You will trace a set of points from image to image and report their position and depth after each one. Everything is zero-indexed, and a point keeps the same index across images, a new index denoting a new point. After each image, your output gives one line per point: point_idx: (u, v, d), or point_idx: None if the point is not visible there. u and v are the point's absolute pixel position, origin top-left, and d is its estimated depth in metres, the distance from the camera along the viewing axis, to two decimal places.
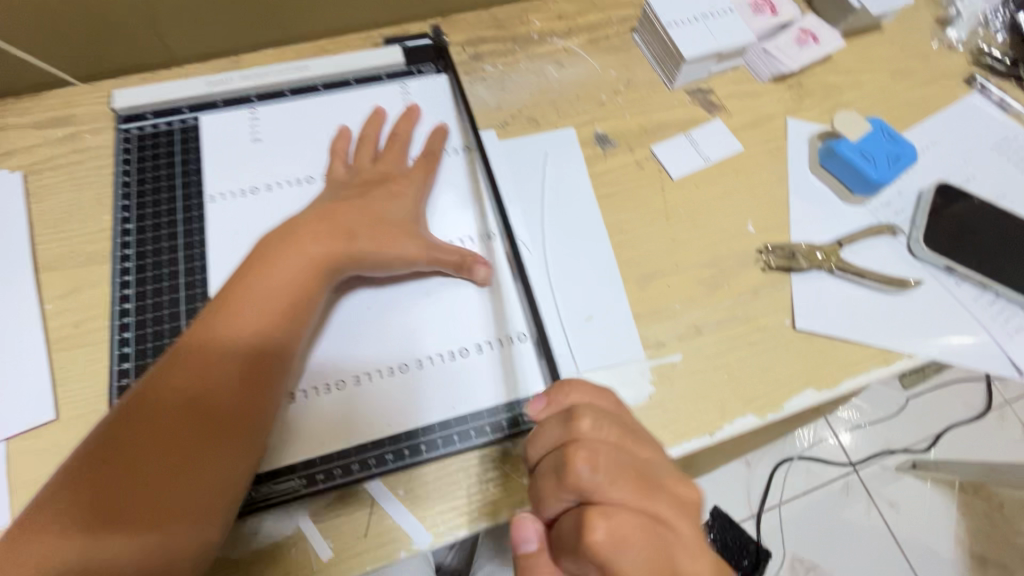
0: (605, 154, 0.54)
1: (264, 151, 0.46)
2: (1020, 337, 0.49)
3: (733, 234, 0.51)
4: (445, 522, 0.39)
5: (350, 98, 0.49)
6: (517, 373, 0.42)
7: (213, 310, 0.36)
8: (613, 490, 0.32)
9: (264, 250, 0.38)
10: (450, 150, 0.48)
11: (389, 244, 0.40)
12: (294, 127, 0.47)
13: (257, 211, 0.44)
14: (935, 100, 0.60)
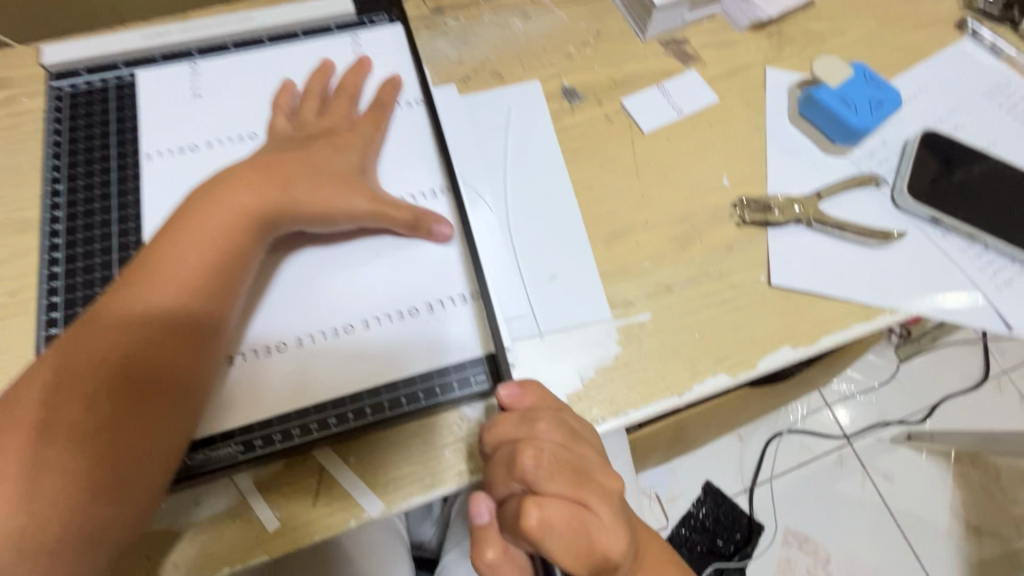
0: (572, 109, 0.51)
1: (204, 107, 0.44)
2: (1008, 290, 0.47)
3: (707, 189, 0.49)
4: (394, 491, 0.37)
5: (297, 51, 0.46)
6: (470, 332, 0.39)
7: (135, 268, 0.34)
8: (555, 484, 0.32)
9: (190, 204, 0.35)
10: (403, 104, 0.45)
11: (329, 194, 0.38)
12: (235, 82, 0.45)
13: (196, 169, 0.41)
14: (924, 46, 0.57)
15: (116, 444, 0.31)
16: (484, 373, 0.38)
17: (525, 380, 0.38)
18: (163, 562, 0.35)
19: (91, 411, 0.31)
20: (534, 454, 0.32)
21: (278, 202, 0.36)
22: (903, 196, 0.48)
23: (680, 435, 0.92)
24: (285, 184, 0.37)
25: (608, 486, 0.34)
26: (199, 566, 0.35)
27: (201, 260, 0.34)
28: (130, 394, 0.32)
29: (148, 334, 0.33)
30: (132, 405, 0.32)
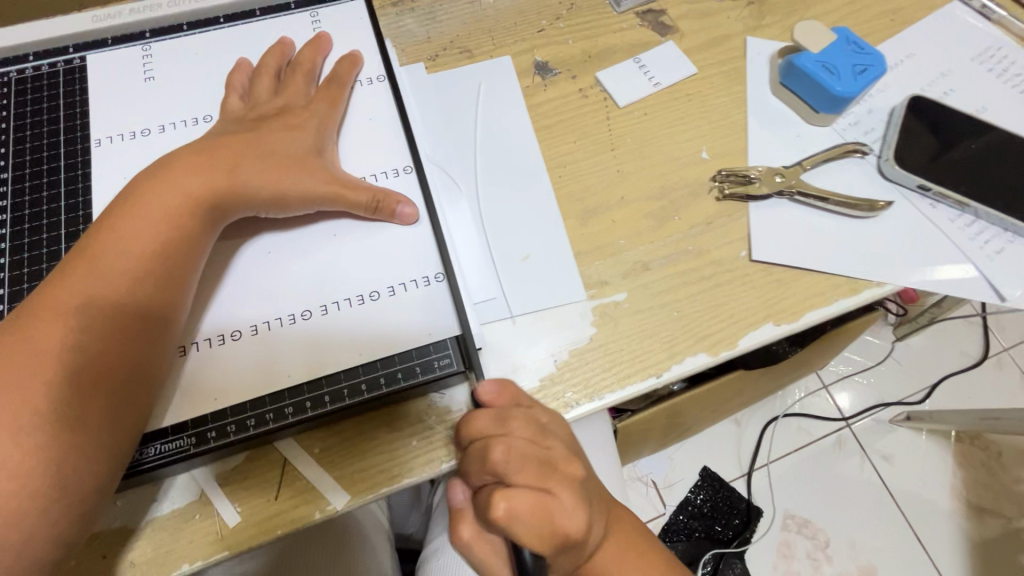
0: (545, 84, 0.49)
1: (156, 90, 0.42)
2: (1000, 259, 0.45)
3: (685, 163, 0.47)
4: (358, 482, 0.36)
5: (253, 31, 0.45)
6: (435, 315, 0.38)
7: (75, 255, 0.33)
8: (521, 476, 0.31)
9: (134, 188, 0.34)
10: (363, 81, 0.44)
11: (281, 177, 0.36)
12: (189, 64, 0.43)
13: (148, 154, 0.40)
14: (911, 10, 0.55)
15: (57, 439, 0.29)
16: (449, 356, 0.37)
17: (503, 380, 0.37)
18: (121, 559, 0.34)
19: (26, 408, 0.29)
20: (503, 449, 0.31)
21: (227, 186, 0.35)
22: (889, 164, 0.47)
23: (674, 421, 0.90)
24: (234, 168, 0.36)
25: (574, 475, 0.33)
26: (157, 565, 0.34)
27: (145, 248, 0.33)
28: (68, 389, 0.30)
29: (87, 326, 0.31)
30: (72, 399, 0.30)
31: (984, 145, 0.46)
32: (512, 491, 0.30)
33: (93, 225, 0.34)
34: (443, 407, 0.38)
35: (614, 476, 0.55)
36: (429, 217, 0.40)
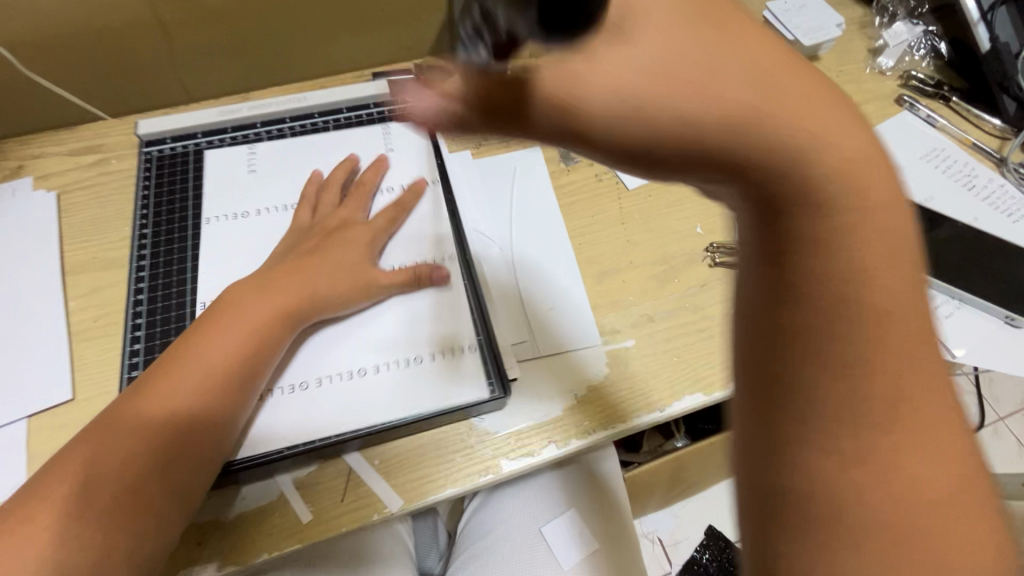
0: (568, 169, 0.60)
1: (258, 180, 0.54)
2: (949, 322, 0.53)
3: (683, 235, 0.57)
4: (412, 489, 0.43)
5: (333, 140, 0.57)
6: (479, 352, 0.47)
7: (190, 341, 0.42)
8: None
9: (240, 296, 0.45)
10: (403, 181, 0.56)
11: (344, 279, 0.47)
12: (284, 163, 0.55)
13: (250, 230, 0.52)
14: (869, 118, 0.67)
15: (147, 489, 0.37)
16: (492, 384, 0.46)
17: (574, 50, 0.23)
18: (214, 547, 0.41)
19: (134, 459, 0.37)
20: None
21: (300, 300, 0.45)
22: None
23: (677, 476, 0.95)
24: (313, 287, 0.46)
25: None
26: (243, 554, 0.41)
27: (231, 349, 0.41)
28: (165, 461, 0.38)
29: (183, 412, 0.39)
30: (167, 462, 0.38)
31: (948, 230, 0.56)
32: None
33: (206, 318, 0.44)
34: (482, 429, 0.46)
35: (616, 502, 0.63)
36: (465, 287, 0.50)
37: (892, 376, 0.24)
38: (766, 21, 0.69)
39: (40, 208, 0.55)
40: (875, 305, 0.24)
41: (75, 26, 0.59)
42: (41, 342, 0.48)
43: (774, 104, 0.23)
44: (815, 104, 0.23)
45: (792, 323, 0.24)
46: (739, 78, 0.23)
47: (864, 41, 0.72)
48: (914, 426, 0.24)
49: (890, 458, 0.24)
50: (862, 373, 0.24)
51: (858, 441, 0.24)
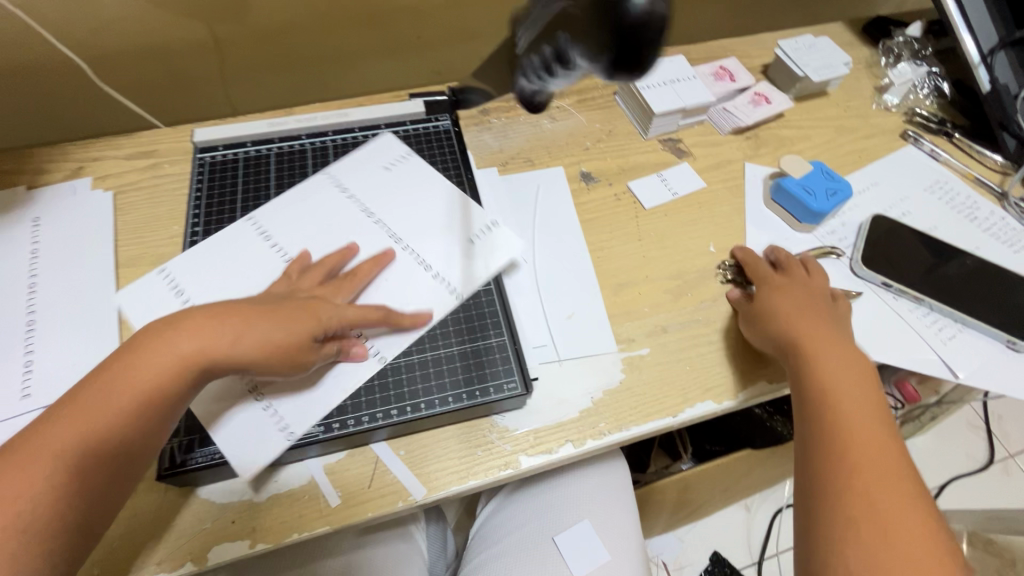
0: (588, 188, 0.64)
1: (387, 180, 0.58)
2: (953, 344, 0.56)
3: (696, 253, 0.60)
4: (436, 479, 0.46)
5: (452, 194, 0.57)
6: (493, 348, 0.50)
7: (82, 389, 0.37)
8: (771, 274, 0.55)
9: (142, 339, 0.39)
10: (421, 269, 0.52)
11: (274, 333, 0.41)
12: (401, 187, 0.57)
13: (303, 230, 0.53)
14: (875, 150, 0.70)
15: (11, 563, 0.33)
16: (515, 380, 0.48)
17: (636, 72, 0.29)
18: (246, 525, 0.43)
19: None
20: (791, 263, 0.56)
21: (215, 352, 0.39)
22: (859, 264, 0.59)
23: (683, 499, 0.96)
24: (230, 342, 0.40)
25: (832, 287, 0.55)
26: (273, 534, 0.43)
27: (149, 387, 0.37)
28: (48, 486, 0.34)
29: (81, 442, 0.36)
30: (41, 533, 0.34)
31: (956, 267, 0.59)
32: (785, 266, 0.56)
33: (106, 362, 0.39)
34: (503, 426, 0.48)
35: (629, 517, 0.64)
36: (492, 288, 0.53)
37: (874, 435, 0.42)
38: (777, 58, 0.73)
39: (97, 206, 0.59)
40: (850, 395, 0.45)
41: (141, 41, 0.65)
42: (93, 328, 0.51)
43: (818, 340, 0.49)
44: (836, 339, 0.49)
45: (807, 404, 0.46)
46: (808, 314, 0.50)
47: (871, 80, 0.77)
48: (894, 466, 0.41)
49: (880, 477, 0.40)
50: (849, 425, 0.43)
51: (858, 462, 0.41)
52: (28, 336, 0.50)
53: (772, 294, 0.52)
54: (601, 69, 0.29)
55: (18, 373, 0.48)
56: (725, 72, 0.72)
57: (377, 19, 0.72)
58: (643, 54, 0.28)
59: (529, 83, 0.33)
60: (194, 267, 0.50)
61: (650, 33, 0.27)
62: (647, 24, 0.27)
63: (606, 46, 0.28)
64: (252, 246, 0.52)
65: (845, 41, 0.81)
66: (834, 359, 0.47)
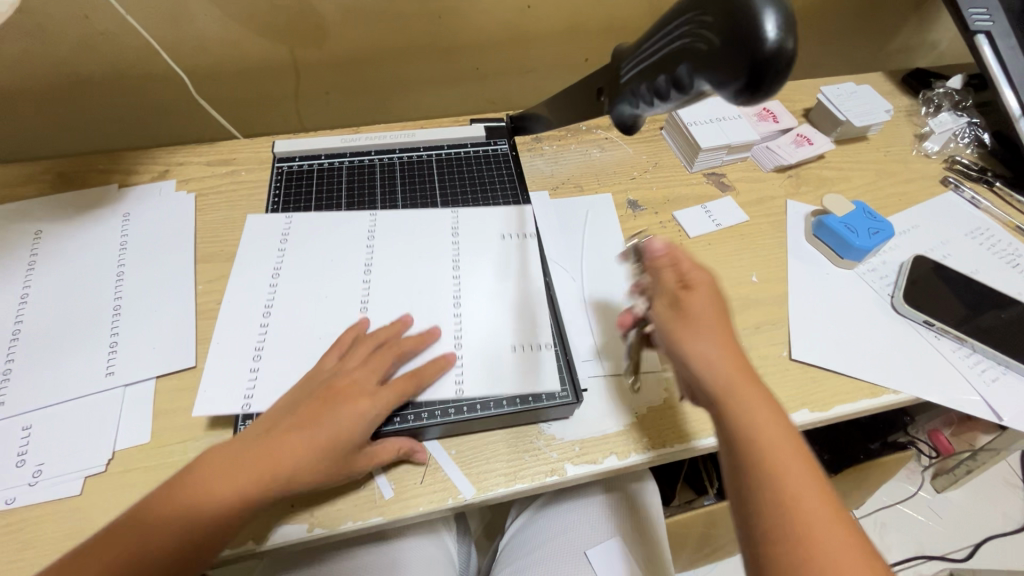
0: (634, 215, 0.67)
1: (501, 252, 0.58)
2: (997, 386, 0.56)
3: (739, 281, 0.62)
4: (484, 480, 0.47)
5: (537, 290, 0.55)
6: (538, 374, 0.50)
7: (133, 528, 0.38)
8: (692, 273, 0.47)
9: (195, 481, 0.40)
10: (450, 340, 0.52)
11: (317, 462, 0.42)
12: (498, 269, 0.57)
13: (385, 281, 0.55)
14: (916, 194, 0.72)
15: None
16: (566, 389, 0.50)
17: (773, 87, 0.31)
18: (303, 511, 0.45)
19: None
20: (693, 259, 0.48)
21: (270, 493, 0.41)
22: (901, 302, 0.61)
23: (708, 535, 0.94)
24: (293, 474, 0.42)
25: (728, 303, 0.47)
26: (328, 520, 0.45)
27: (199, 527, 0.39)
28: None
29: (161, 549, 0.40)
30: None
31: (992, 320, 0.59)
32: (696, 267, 0.47)
33: (157, 500, 0.40)
34: (549, 434, 0.50)
35: (662, 540, 0.63)
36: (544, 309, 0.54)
37: (816, 488, 0.37)
38: (820, 102, 0.76)
39: (180, 206, 0.64)
40: (780, 443, 0.39)
41: (232, 60, 0.71)
42: (172, 316, 0.55)
43: (737, 380, 0.42)
44: (756, 377, 0.42)
45: (738, 460, 0.39)
46: (727, 353, 0.43)
47: (911, 128, 0.80)
48: (837, 510, 0.36)
49: (835, 541, 0.35)
50: (790, 485, 0.37)
51: (809, 526, 0.35)
52: (115, 320, 0.54)
53: (688, 322, 0.44)
54: (725, 95, 0.32)
55: (104, 352, 0.52)
56: (769, 114, 0.76)
57: (443, 51, 0.78)
58: (769, 84, 0.30)
59: (651, 104, 0.38)
60: (292, 306, 0.53)
61: (777, 66, 0.30)
62: (772, 60, 0.30)
63: (731, 77, 0.31)
64: (350, 277, 0.55)
65: (886, 90, 0.85)
66: (759, 403, 0.41)
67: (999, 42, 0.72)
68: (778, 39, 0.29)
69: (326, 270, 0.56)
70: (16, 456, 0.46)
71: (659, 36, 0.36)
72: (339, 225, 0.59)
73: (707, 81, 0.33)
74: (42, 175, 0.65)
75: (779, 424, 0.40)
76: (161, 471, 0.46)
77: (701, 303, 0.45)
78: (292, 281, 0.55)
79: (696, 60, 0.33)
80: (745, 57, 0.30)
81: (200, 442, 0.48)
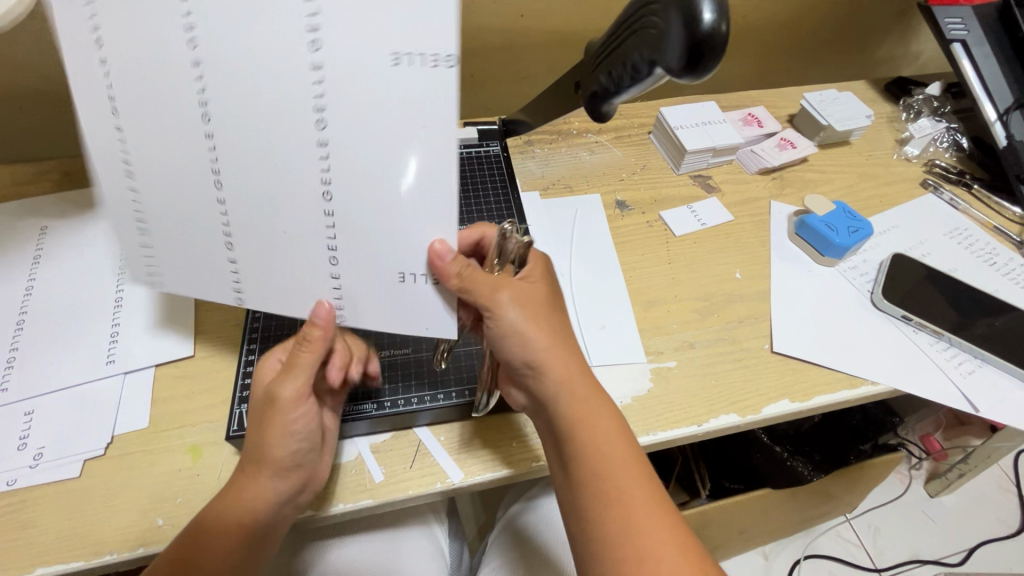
0: (622, 215, 0.69)
1: (401, 89, 0.34)
2: (972, 379, 0.58)
3: (724, 278, 0.64)
4: (473, 466, 0.49)
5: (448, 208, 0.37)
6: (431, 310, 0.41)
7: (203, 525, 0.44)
8: (534, 273, 0.46)
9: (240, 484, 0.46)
10: (324, 261, 0.39)
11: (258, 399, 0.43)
12: (388, 116, 0.34)
13: (237, 163, 0.37)
14: (895, 196, 0.74)
15: None
16: None
17: (714, 68, 0.35)
18: None
19: None
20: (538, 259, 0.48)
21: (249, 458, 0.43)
22: (880, 298, 0.62)
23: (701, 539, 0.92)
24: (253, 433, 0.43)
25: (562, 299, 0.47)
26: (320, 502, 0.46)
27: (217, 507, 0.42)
28: None
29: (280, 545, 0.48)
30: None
31: (969, 321, 0.61)
32: (536, 266, 0.47)
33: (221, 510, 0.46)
34: None
35: None
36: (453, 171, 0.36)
37: (642, 491, 0.40)
38: (803, 108, 0.79)
39: None
40: (610, 449, 0.41)
41: None
42: (169, 307, 0.57)
43: (578, 393, 0.43)
44: (601, 390, 0.44)
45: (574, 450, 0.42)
46: (564, 363, 0.43)
47: (892, 134, 0.82)
48: (668, 518, 0.40)
49: (648, 542, 0.38)
50: (625, 501, 0.40)
51: (625, 514, 0.39)
52: (116, 311, 0.56)
53: (525, 320, 0.43)
54: (672, 73, 0.36)
55: (105, 341, 0.54)
56: (753, 119, 0.78)
57: None
58: (708, 60, 0.35)
59: (611, 93, 0.42)
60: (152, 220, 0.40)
61: (714, 44, 0.34)
62: (710, 38, 0.34)
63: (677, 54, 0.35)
64: (195, 155, 0.37)
65: (868, 98, 0.87)
66: (601, 406, 0.43)
67: (974, 52, 0.75)
68: (715, 22, 0.34)
69: (162, 127, 0.36)
70: (17, 440, 0.47)
71: (610, 38, 0.41)
72: (155, 28, 0.34)
73: (656, 64, 0.37)
74: (49, 174, 0.68)
75: (624, 438, 0.42)
76: (157, 456, 0.48)
77: (536, 302, 0.44)
78: (143, 170, 0.38)
79: (649, 45, 0.37)
80: (688, 36, 0.34)
81: (196, 428, 0.50)
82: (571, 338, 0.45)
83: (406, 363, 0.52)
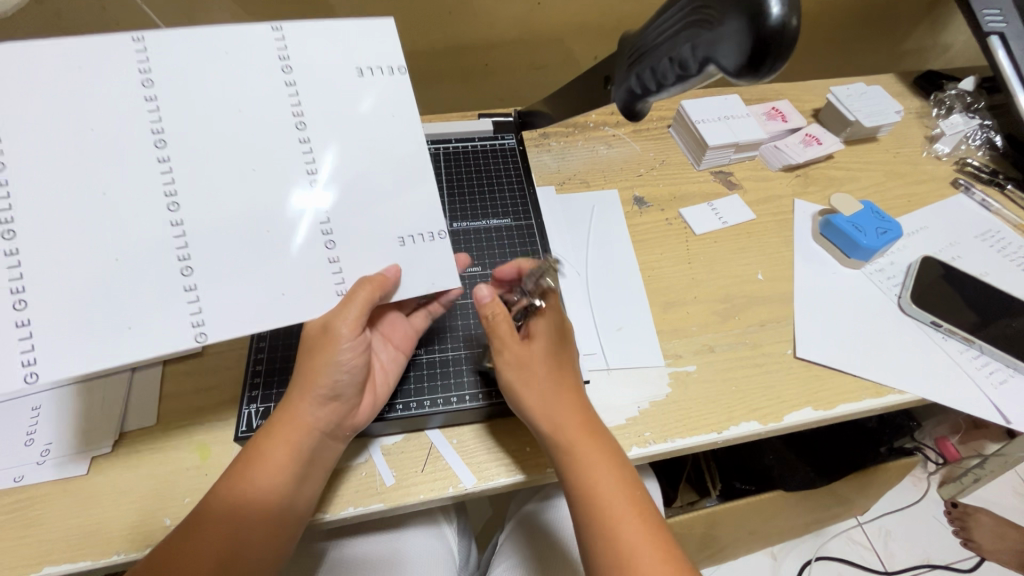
0: (640, 212, 0.67)
1: (350, 93, 0.43)
2: (1002, 389, 0.56)
3: (746, 279, 0.62)
4: (486, 471, 0.47)
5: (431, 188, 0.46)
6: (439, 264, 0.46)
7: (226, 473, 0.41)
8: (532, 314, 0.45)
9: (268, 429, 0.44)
10: (320, 247, 0.42)
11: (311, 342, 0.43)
12: (347, 108, 0.43)
13: (204, 178, 0.39)
14: (925, 196, 0.72)
15: None
16: None
17: (779, 67, 0.33)
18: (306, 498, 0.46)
19: None
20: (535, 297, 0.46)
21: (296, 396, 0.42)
22: (908, 303, 0.60)
23: (710, 541, 0.91)
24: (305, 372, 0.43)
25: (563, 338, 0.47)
26: (331, 505, 0.45)
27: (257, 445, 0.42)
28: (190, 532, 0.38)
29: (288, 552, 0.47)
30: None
31: (1000, 327, 0.59)
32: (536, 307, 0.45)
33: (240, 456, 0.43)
34: None
35: None
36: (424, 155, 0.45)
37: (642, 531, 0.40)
38: (829, 103, 0.76)
39: None
40: (610, 486, 0.42)
41: None
42: None
43: (570, 436, 0.43)
44: (595, 427, 0.44)
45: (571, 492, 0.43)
46: (559, 406, 0.44)
47: (921, 130, 0.79)
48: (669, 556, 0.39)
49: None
50: (627, 541, 0.40)
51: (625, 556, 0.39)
52: None
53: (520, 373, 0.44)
54: (731, 71, 0.34)
55: None
56: (778, 113, 0.76)
57: (454, 47, 0.78)
58: (770, 62, 0.33)
59: (654, 86, 0.40)
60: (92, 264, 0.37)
61: (780, 43, 0.32)
62: (779, 34, 0.31)
63: (739, 52, 0.33)
64: (149, 182, 0.38)
65: (896, 93, 0.84)
66: (596, 447, 0.43)
67: (1013, 44, 0.71)
68: (783, 17, 0.31)
69: (101, 170, 0.37)
70: (24, 436, 0.47)
71: (661, 23, 0.38)
72: (96, 82, 0.37)
73: (713, 58, 0.35)
74: None
75: (622, 474, 0.43)
76: (165, 454, 0.47)
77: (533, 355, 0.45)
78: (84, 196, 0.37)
79: (703, 40, 0.35)
80: (751, 32, 0.32)
81: (205, 427, 0.49)
82: (567, 382, 0.45)
83: (417, 364, 0.50)
